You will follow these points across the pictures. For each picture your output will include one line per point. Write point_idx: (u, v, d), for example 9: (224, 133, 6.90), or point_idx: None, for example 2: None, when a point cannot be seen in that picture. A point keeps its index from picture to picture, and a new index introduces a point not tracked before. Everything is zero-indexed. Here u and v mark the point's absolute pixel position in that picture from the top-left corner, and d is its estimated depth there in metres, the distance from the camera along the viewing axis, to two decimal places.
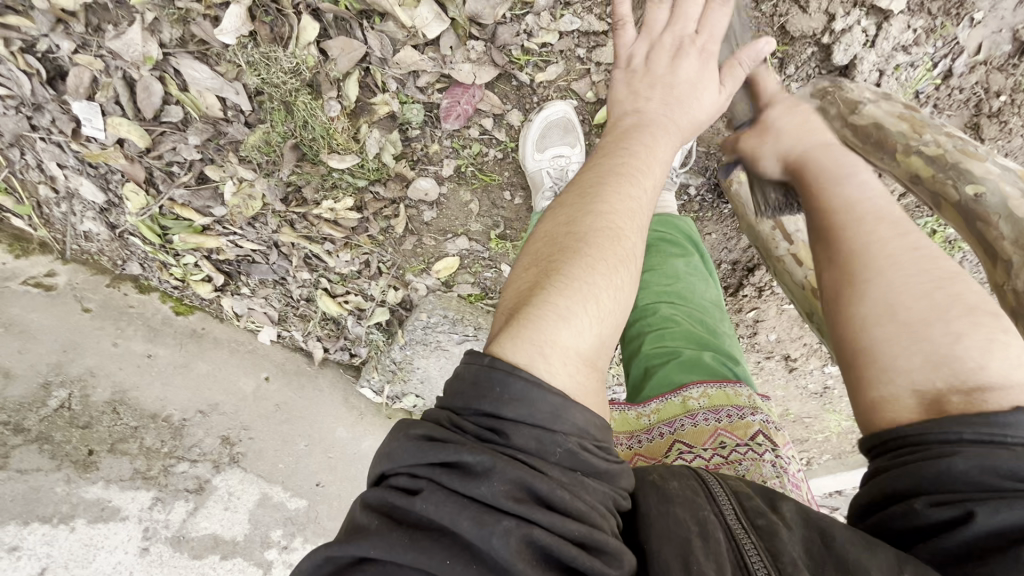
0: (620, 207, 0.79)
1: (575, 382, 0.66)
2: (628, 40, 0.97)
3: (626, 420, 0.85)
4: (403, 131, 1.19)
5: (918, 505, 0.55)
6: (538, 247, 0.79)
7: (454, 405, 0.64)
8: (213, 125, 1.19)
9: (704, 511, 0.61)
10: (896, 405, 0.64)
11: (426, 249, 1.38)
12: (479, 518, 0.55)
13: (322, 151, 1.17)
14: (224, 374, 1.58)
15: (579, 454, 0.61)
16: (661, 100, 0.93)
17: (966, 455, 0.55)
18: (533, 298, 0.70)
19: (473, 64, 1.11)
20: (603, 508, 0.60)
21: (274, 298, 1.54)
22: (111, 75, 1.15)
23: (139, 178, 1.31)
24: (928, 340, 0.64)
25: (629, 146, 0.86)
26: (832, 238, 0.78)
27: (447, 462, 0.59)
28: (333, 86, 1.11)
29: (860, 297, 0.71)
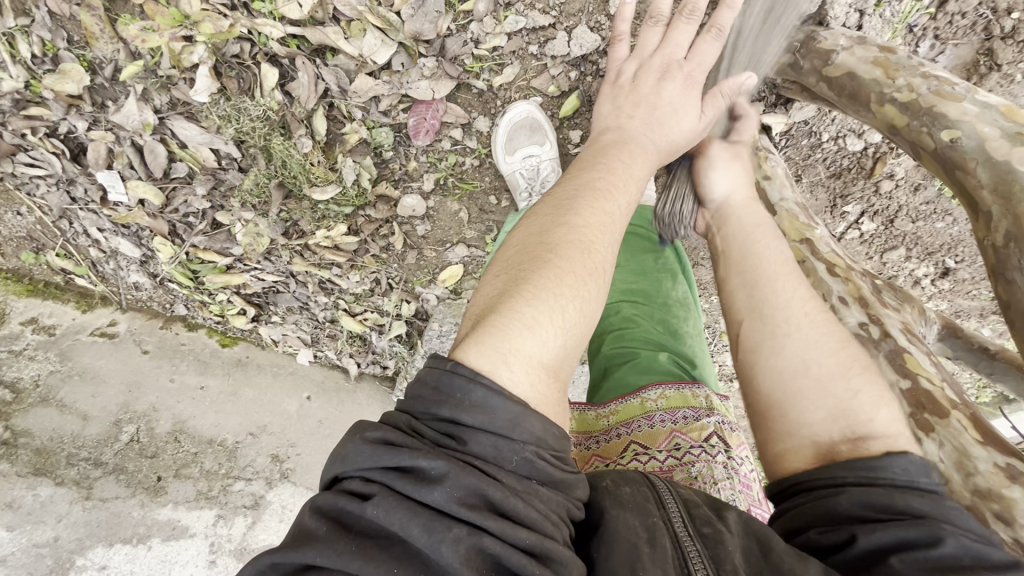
0: (594, 220, 0.78)
1: (536, 392, 0.65)
2: (619, 57, 1.01)
3: (586, 420, 0.94)
4: (378, 155, 1.23)
5: (811, 534, 0.61)
6: (509, 255, 0.77)
7: (415, 409, 0.64)
8: (213, 175, 1.28)
9: (653, 518, 0.62)
10: (798, 455, 0.69)
11: (427, 261, 1.42)
12: (429, 526, 0.55)
13: (304, 186, 1.23)
14: (268, 398, 1.72)
15: (536, 463, 0.61)
16: (643, 119, 0.94)
17: (849, 494, 0.61)
18: (499, 306, 0.69)
19: (429, 81, 1.14)
20: (556, 517, 0.59)
21: (302, 322, 1.66)
22: (122, 144, 1.28)
23: (164, 231, 1.44)
24: (829, 393, 0.70)
25: (606, 169, 0.86)
26: (751, 289, 0.82)
27: (402, 467, 0.58)
28: (301, 124, 1.17)
29: (774, 350, 0.76)
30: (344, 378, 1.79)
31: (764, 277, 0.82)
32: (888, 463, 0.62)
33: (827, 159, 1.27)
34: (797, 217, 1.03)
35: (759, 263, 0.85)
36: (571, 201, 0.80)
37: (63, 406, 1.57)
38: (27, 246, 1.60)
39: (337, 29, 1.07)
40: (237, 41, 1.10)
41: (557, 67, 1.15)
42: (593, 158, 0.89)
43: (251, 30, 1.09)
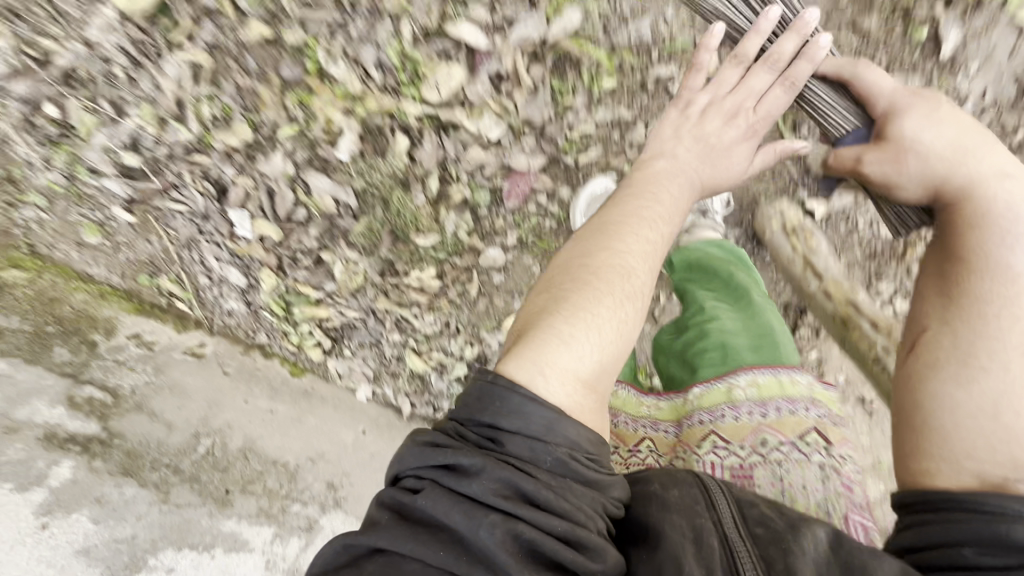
0: (633, 246, 0.94)
1: (571, 399, 0.79)
2: (694, 85, 1.10)
3: (675, 409, 1.19)
4: (474, 211, 1.45)
5: (966, 552, 0.73)
6: (553, 275, 0.95)
7: (458, 416, 0.78)
8: (329, 220, 1.52)
9: (701, 518, 0.78)
10: (947, 479, 0.81)
11: (497, 309, 1.59)
12: (470, 512, 0.68)
13: (411, 233, 1.46)
14: (329, 427, 1.86)
15: (569, 463, 0.74)
16: (698, 155, 1.08)
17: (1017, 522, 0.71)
18: (546, 322, 0.84)
19: (526, 155, 1.38)
20: (588, 511, 0.73)
21: (370, 358, 1.85)
22: (258, 190, 1.53)
23: (273, 264, 1.67)
24: (1009, 436, 0.79)
25: (657, 198, 1.02)
26: (953, 299, 0.89)
27: (446, 466, 0.72)
28: (419, 182, 1.40)
29: (966, 386, 0.83)
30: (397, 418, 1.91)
31: (987, 299, 0.86)
32: None
33: (864, 243, 1.45)
34: (839, 281, 1.28)
35: (1005, 279, 0.85)
36: (624, 229, 0.96)
37: (153, 415, 1.72)
38: (145, 270, 1.84)
39: (462, 111, 1.33)
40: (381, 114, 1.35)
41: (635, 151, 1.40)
42: (630, 188, 1.05)
43: (394, 109, 1.34)
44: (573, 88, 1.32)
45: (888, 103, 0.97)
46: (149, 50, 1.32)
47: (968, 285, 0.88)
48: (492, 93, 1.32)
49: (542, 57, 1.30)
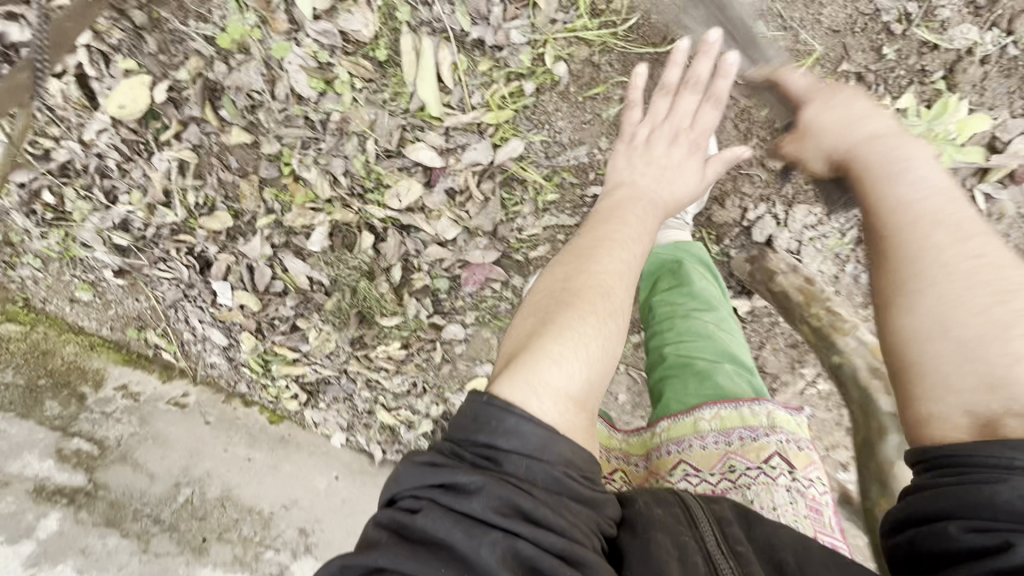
0: (610, 266, 0.98)
1: (562, 417, 0.80)
2: (632, 120, 1.24)
3: (642, 442, 1.20)
4: (434, 296, 1.57)
5: (951, 529, 0.68)
6: (538, 300, 0.96)
7: (454, 436, 0.79)
8: (303, 294, 1.65)
9: (684, 537, 0.81)
10: (947, 425, 0.77)
11: (459, 375, 1.70)
12: (470, 530, 0.68)
13: (376, 313, 1.59)
14: (303, 472, 1.96)
15: (565, 480, 0.75)
16: (653, 176, 1.18)
17: (1011, 485, 0.67)
18: (535, 341, 0.87)
19: (482, 250, 1.49)
20: (585, 529, 0.74)
21: (343, 410, 1.94)
22: (239, 265, 1.65)
23: (252, 327, 1.78)
24: (980, 360, 0.77)
25: (621, 220, 1.09)
26: (884, 234, 0.92)
27: (444, 484, 0.73)
28: (383, 273, 1.53)
29: (912, 306, 0.85)
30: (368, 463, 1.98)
31: (931, 259, 0.86)
32: None
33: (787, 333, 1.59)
34: None
35: (902, 210, 0.92)
36: (601, 242, 1.04)
37: (136, 466, 1.87)
38: (132, 323, 1.92)
39: (422, 216, 1.46)
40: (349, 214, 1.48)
41: None
42: (609, 214, 1.12)
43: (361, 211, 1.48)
44: (521, 199, 1.44)
45: (810, 118, 1.19)
46: (139, 148, 1.46)
47: (886, 223, 0.93)
48: (448, 202, 1.46)
49: (491, 173, 1.43)
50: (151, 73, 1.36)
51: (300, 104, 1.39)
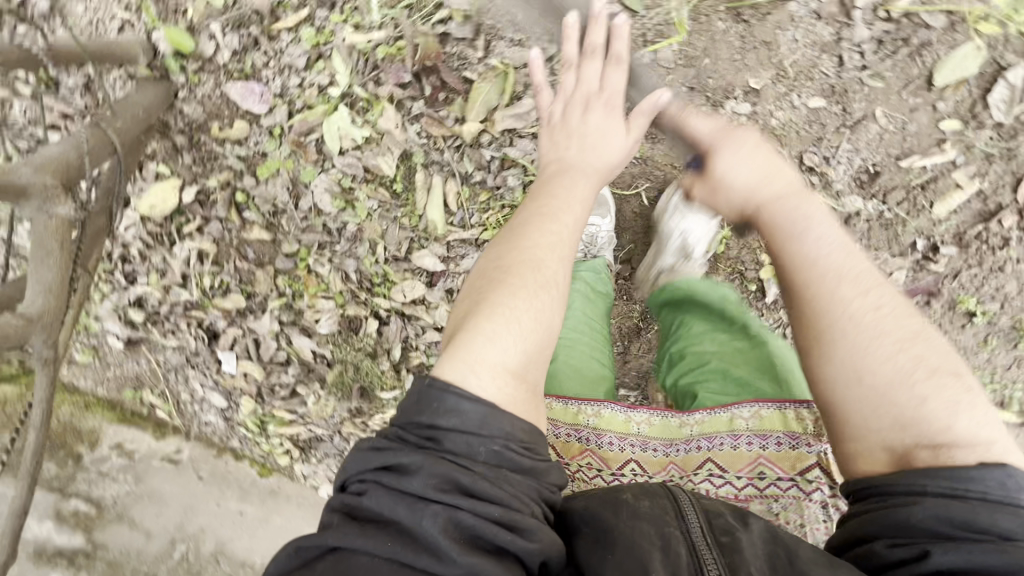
0: (538, 240, 0.97)
1: (503, 393, 0.83)
2: (547, 101, 1.23)
3: (669, 428, 1.26)
4: (429, 372, 1.70)
5: (879, 548, 0.82)
6: (471, 284, 0.96)
7: (399, 419, 0.83)
8: (305, 365, 1.75)
9: (669, 528, 0.84)
10: (869, 459, 0.90)
11: None
12: (413, 506, 0.73)
13: (376, 387, 1.73)
14: (293, 525, 2.06)
15: (505, 452, 0.79)
16: (578, 146, 1.16)
17: (925, 504, 0.80)
18: (470, 317, 0.89)
19: None
20: (527, 500, 0.78)
21: (333, 464, 2.03)
22: (246, 336, 1.74)
23: (254, 392, 1.95)
24: (894, 404, 0.89)
25: (552, 196, 1.05)
26: (807, 323, 0.97)
27: (386, 465, 0.77)
28: (384, 352, 1.70)
29: (828, 357, 0.94)
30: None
31: (847, 326, 0.94)
32: (971, 477, 0.80)
33: None
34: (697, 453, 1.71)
35: (834, 278, 0.97)
36: (531, 213, 1.03)
37: (133, 523, 1.97)
38: (130, 384, 2.02)
39: (422, 307, 1.68)
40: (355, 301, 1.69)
41: None
42: (539, 188, 1.11)
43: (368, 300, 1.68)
44: None
45: (708, 140, 1.19)
46: (163, 237, 1.65)
47: (803, 291, 0.99)
48: (448, 298, 1.67)
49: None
50: (182, 177, 1.61)
51: (321, 217, 1.63)
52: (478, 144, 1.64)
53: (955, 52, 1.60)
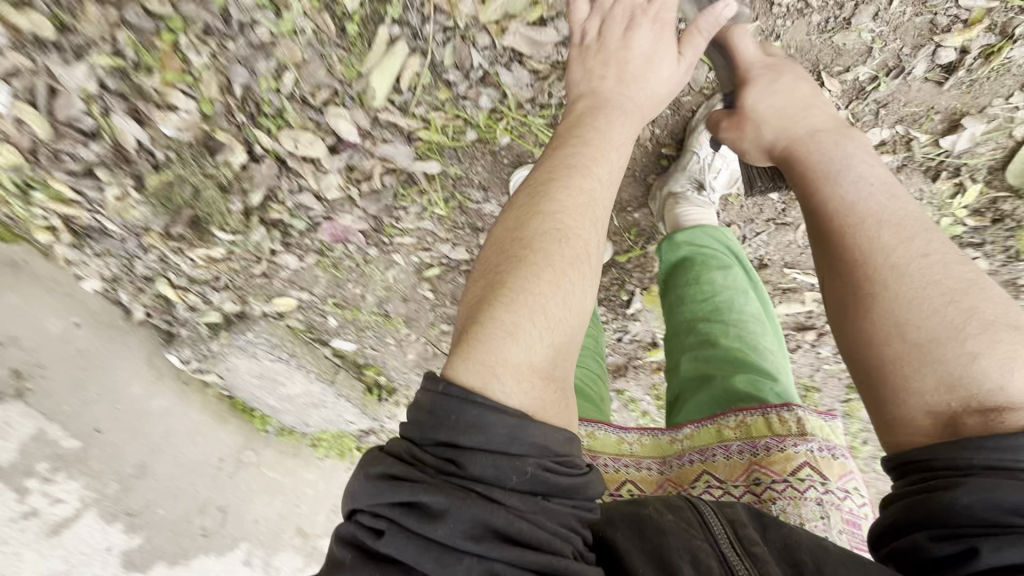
0: (568, 203, 0.99)
1: (528, 397, 0.85)
2: (581, 16, 1.18)
3: (661, 446, 1.22)
4: (284, 232, 1.55)
5: (926, 539, 0.77)
6: (491, 256, 0.98)
7: (414, 435, 0.84)
8: (120, 153, 1.37)
9: (696, 540, 0.90)
10: (918, 428, 0.83)
11: (272, 289, 1.83)
12: (441, 559, 0.77)
13: (213, 224, 1.49)
14: (31, 312, 1.83)
15: (536, 475, 0.81)
16: (615, 75, 1.14)
17: (969, 486, 0.74)
18: (485, 302, 0.90)
19: (353, 217, 1.51)
20: (562, 534, 0.82)
21: (113, 264, 1.79)
22: (37, 77, 1.26)
23: (25, 146, 1.38)
24: (937, 358, 0.82)
25: (582, 140, 1.07)
26: (849, 264, 0.93)
27: (406, 504, 0.79)
28: (240, 192, 1.43)
29: (873, 317, 0.88)
30: (122, 319, 1.96)
31: (883, 261, 0.90)
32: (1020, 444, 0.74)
33: None
34: None
35: (867, 223, 0.93)
36: (566, 172, 1.02)
37: None
38: None
39: (309, 168, 1.41)
40: (229, 118, 1.32)
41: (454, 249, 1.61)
42: (573, 128, 1.11)
43: (246, 127, 1.33)
44: (412, 200, 1.48)
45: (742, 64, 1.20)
46: None
47: (852, 247, 0.93)
48: (345, 172, 1.42)
49: (399, 173, 1.43)
50: None
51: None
52: (472, 40, 1.28)
53: None
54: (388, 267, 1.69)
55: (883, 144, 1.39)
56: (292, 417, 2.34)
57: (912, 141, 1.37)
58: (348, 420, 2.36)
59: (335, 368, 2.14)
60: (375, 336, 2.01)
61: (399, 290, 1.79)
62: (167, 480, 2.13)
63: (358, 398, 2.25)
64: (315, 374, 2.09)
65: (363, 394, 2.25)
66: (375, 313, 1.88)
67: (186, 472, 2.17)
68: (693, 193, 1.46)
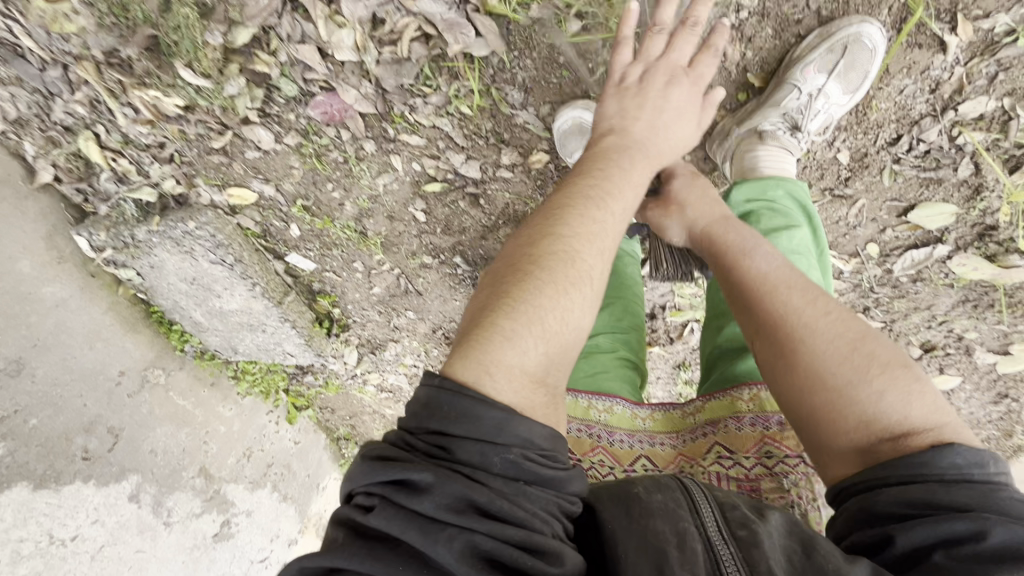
0: (581, 226, 0.85)
1: (521, 399, 0.73)
2: (623, 62, 1.07)
3: (672, 420, 1.02)
4: (269, 91, 1.33)
5: (852, 538, 0.71)
6: (500, 267, 0.85)
7: (406, 424, 0.73)
8: None
9: (684, 522, 0.73)
10: (842, 464, 0.77)
11: (230, 174, 1.52)
12: (424, 529, 0.63)
13: (177, 59, 1.26)
14: None
15: (522, 462, 0.68)
16: (647, 122, 1.02)
17: (887, 492, 0.70)
18: (476, 324, 0.78)
19: (358, 93, 1.33)
20: (546, 514, 0.68)
21: (21, 100, 1.41)
22: None
23: None
24: (850, 404, 0.77)
25: (605, 171, 0.94)
26: (773, 327, 0.88)
27: (397, 480, 0.66)
28: (224, 23, 1.22)
29: (790, 371, 0.83)
30: (22, 180, 1.54)
31: (796, 314, 0.86)
32: (929, 455, 0.69)
33: None
34: None
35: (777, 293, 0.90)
36: (581, 202, 0.88)
37: None
38: None
39: (324, 9, 1.21)
40: None
41: (463, 158, 1.44)
42: (591, 162, 0.97)
43: None
44: (438, 87, 1.32)
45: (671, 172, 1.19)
46: None
47: (770, 312, 0.89)
48: (365, 28, 1.24)
49: (432, 43, 1.26)
50: None
51: None
52: None
53: (942, 204, 1.34)
54: (380, 173, 1.47)
55: (980, 118, 1.25)
56: (219, 340, 2.03)
57: (1012, 121, 1.23)
58: (284, 353, 2.06)
59: (285, 288, 1.82)
60: (340, 257, 1.73)
61: (386, 206, 1.55)
62: (47, 388, 1.68)
63: (304, 327, 1.92)
64: (261, 289, 1.76)
65: (311, 324, 1.94)
66: (349, 228, 1.62)
67: (76, 381, 1.75)
68: (784, 132, 1.30)
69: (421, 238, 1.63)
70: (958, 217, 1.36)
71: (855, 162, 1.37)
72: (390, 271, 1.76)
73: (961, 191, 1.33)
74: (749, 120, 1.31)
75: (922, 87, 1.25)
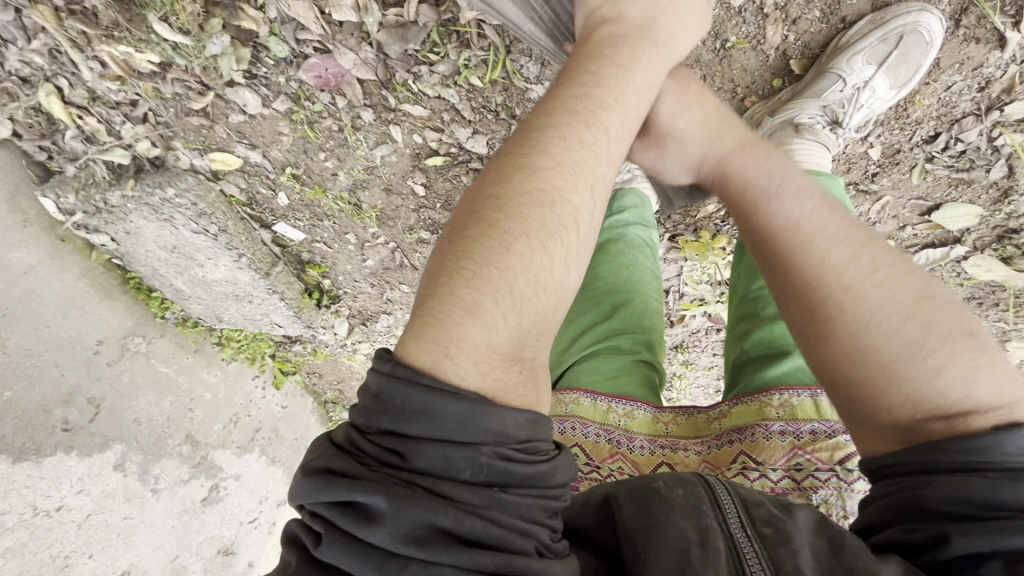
0: (561, 158, 0.72)
1: (488, 381, 0.63)
2: None
3: (695, 425, 1.02)
4: (258, 50, 1.22)
5: (894, 532, 0.66)
6: (461, 217, 0.72)
7: (356, 420, 0.63)
8: None
9: (705, 519, 0.71)
10: (878, 441, 0.72)
11: (212, 138, 1.40)
12: (383, 566, 0.56)
13: (153, 13, 1.17)
14: None
15: (492, 467, 0.59)
16: (647, 6, 0.91)
17: (937, 484, 0.63)
18: (431, 294, 0.67)
19: (356, 58, 1.23)
20: (525, 526, 0.60)
21: None
22: None
23: None
24: (902, 378, 0.69)
25: (599, 86, 0.80)
26: (808, 283, 0.77)
27: (343, 502, 0.58)
28: None
29: (830, 335, 0.74)
30: None
31: (835, 283, 0.75)
32: (995, 443, 0.62)
33: None
34: None
35: (811, 245, 0.78)
36: (563, 117, 0.76)
37: None
38: None
39: None
40: None
41: (468, 131, 1.35)
42: (584, 66, 0.84)
43: None
44: (445, 54, 1.23)
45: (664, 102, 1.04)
46: None
47: (801, 267, 0.78)
48: None
49: (443, 7, 1.17)
50: None
51: None
52: None
53: (966, 206, 1.32)
54: (378, 144, 1.38)
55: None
56: (201, 307, 1.94)
57: None
58: (270, 323, 1.99)
59: (273, 258, 1.73)
60: (332, 228, 1.64)
61: (383, 177, 1.45)
62: (19, 359, 1.61)
63: (293, 298, 1.84)
64: (248, 260, 1.66)
65: (300, 295, 1.87)
66: (342, 199, 1.52)
67: (51, 351, 1.66)
68: (824, 126, 1.26)
69: (419, 213, 1.55)
70: (980, 219, 1.34)
71: (885, 158, 1.33)
72: (384, 245, 1.68)
73: (989, 193, 1.30)
74: (784, 109, 1.27)
75: (970, 85, 1.20)
